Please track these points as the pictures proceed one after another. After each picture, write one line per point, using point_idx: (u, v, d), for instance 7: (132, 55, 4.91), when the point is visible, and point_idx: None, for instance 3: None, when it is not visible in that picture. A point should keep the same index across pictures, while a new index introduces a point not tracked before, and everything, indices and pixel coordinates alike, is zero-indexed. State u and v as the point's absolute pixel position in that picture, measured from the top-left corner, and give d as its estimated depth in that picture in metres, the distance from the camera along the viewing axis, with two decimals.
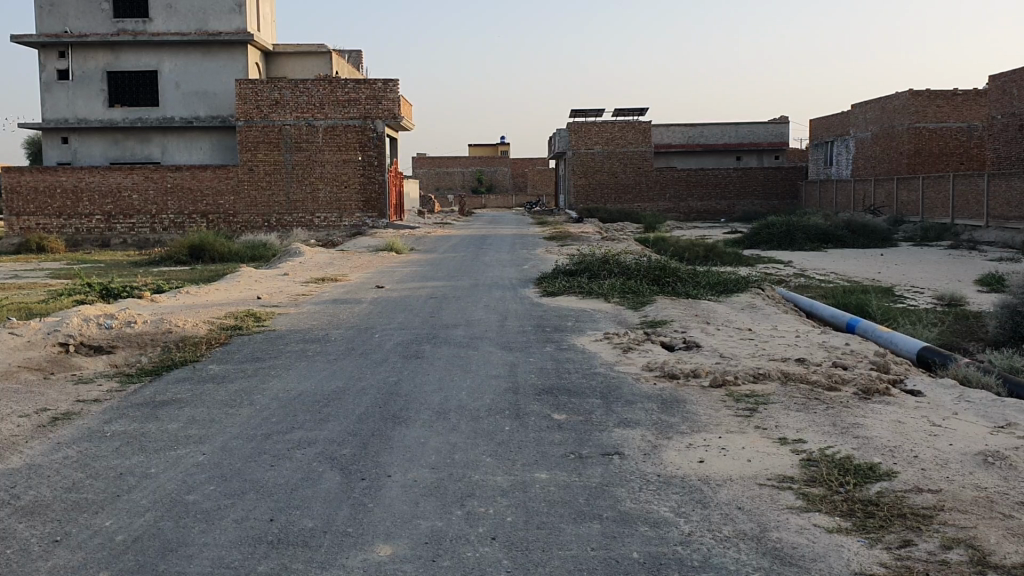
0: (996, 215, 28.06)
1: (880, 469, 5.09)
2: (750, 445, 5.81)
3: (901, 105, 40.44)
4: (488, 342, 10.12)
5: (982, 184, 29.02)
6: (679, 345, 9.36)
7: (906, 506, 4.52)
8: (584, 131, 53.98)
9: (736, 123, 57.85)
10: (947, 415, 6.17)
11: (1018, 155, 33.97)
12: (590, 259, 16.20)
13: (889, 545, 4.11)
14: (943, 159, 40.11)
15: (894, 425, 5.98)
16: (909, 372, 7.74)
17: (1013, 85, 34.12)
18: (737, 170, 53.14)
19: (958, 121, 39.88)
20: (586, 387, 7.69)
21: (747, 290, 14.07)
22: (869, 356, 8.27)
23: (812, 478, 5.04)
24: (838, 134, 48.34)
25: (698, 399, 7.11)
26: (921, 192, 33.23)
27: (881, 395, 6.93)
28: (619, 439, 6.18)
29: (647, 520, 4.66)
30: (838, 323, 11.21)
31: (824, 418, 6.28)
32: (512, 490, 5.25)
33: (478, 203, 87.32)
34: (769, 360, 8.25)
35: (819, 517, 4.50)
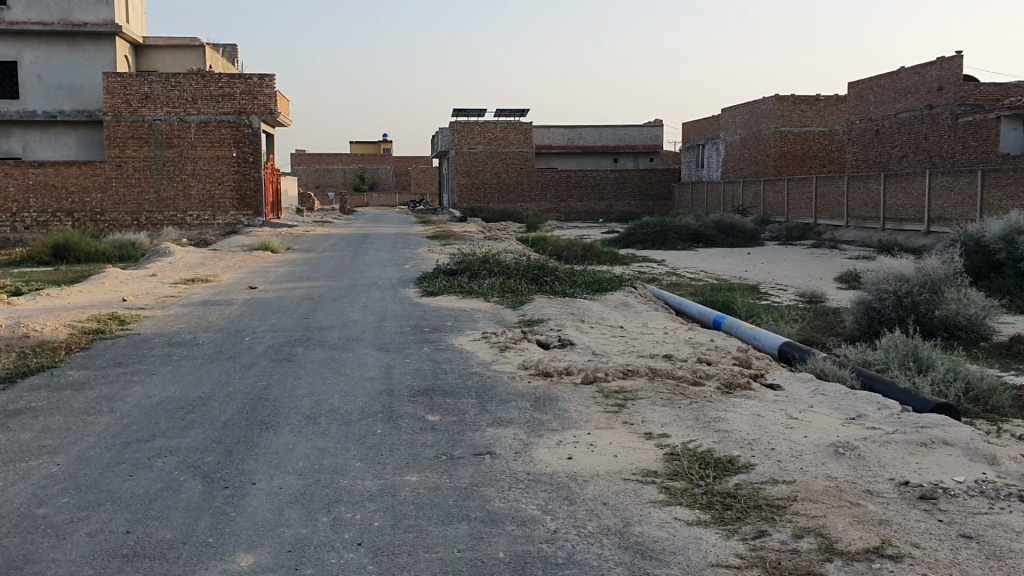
0: (854, 216, 29.51)
1: (738, 462, 5.24)
2: (618, 440, 5.90)
3: (768, 110, 42.09)
4: (363, 343, 9.98)
5: (841, 186, 30.42)
6: (554, 343, 9.44)
7: (762, 497, 4.66)
8: (466, 131, 53.69)
9: (613, 125, 58.93)
10: (803, 409, 6.40)
11: (873, 158, 35.89)
12: (469, 259, 16.18)
13: (744, 537, 4.23)
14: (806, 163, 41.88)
15: (754, 418, 6.17)
16: (769, 367, 8.02)
17: (869, 92, 36.01)
18: (615, 171, 54.19)
19: (820, 126, 41.74)
20: (461, 387, 7.67)
21: (620, 289, 14.27)
22: (732, 351, 8.53)
23: (674, 472, 5.16)
24: (709, 137, 49.81)
25: (570, 397, 7.18)
26: (786, 194, 34.55)
27: (742, 389, 7.14)
28: (491, 439, 6.16)
29: (514, 519, 4.67)
30: (705, 320, 11.50)
31: (687, 413, 6.44)
32: (380, 494, 5.17)
33: (360, 202, 86.30)
34: (638, 356, 8.41)
35: (680, 511, 4.60)
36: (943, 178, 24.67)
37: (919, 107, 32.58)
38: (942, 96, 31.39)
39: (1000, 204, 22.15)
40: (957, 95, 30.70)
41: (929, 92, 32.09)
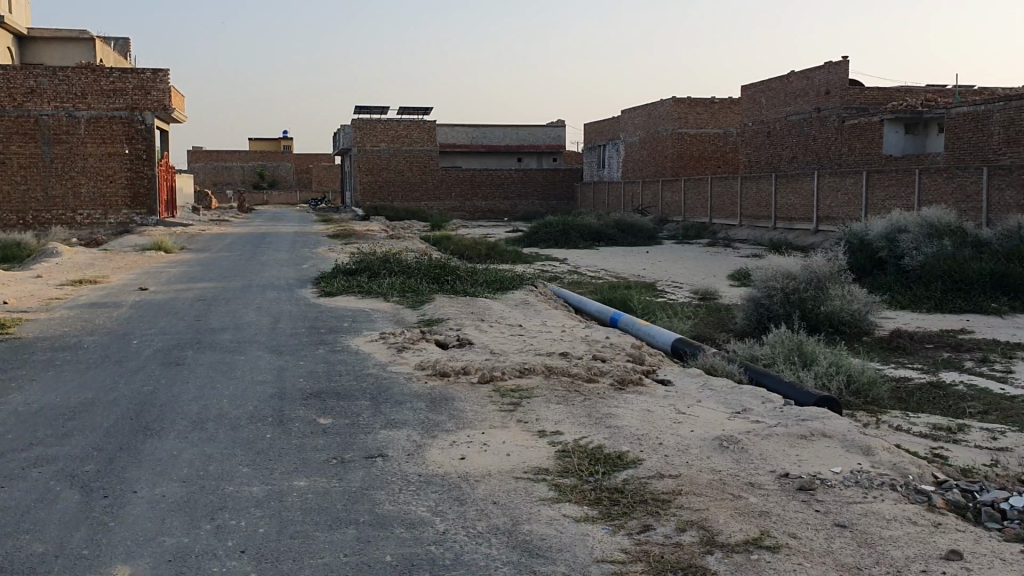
0: (748, 216, 30.36)
1: (628, 457, 5.31)
2: (511, 440, 5.91)
3: (665, 112, 42.95)
4: (257, 345, 9.76)
5: (735, 186, 31.25)
6: (452, 342, 9.42)
7: (648, 492, 4.74)
8: (368, 128, 53.21)
9: (516, 125, 59.22)
10: (692, 403, 6.53)
11: (765, 159, 36.99)
12: (369, 258, 16.01)
13: (630, 531, 4.28)
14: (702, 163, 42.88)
15: (643, 414, 6.26)
16: (662, 363, 8.16)
17: (761, 95, 37.11)
18: (518, 170, 54.46)
19: (716, 128, 42.81)
20: (355, 389, 7.57)
21: (520, 288, 14.33)
22: (626, 348, 8.64)
23: (565, 469, 5.19)
24: (610, 138, 50.53)
25: (465, 396, 7.16)
26: (683, 194, 35.31)
27: (635, 385, 7.25)
28: (384, 441, 6.10)
29: (403, 521, 4.63)
30: (602, 318, 11.63)
31: (580, 410, 6.50)
32: (267, 500, 5.06)
33: (260, 200, 84.58)
34: (535, 355, 8.45)
35: (568, 508, 4.63)
36: (830, 179, 25.58)
37: (808, 110, 33.73)
38: (829, 99, 32.55)
39: (883, 204, 23.10)
40: (843, 99, 31.88)
41: (817, 95, 33.25)
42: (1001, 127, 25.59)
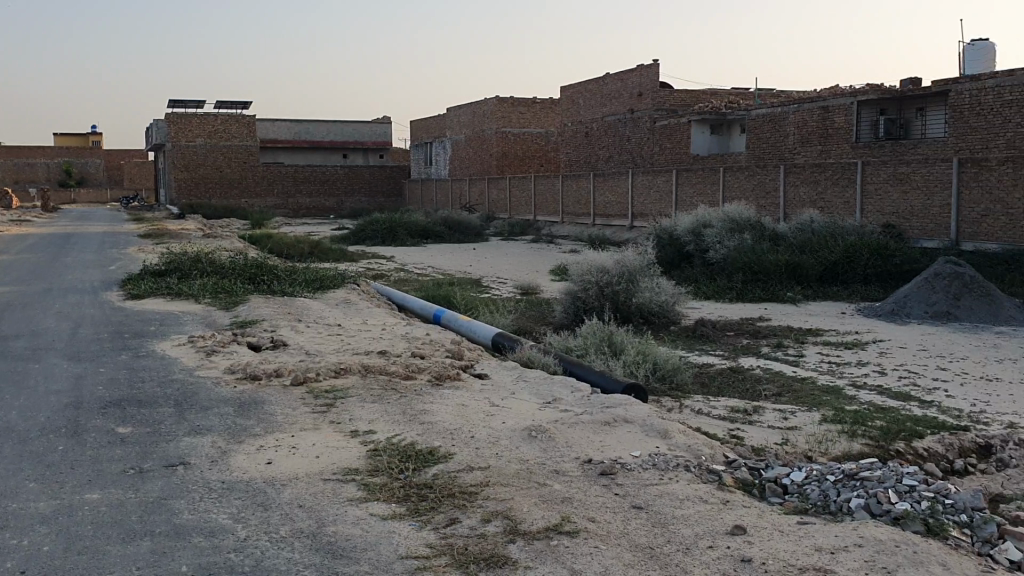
0: (570, 213, 31.16)
1: (439, 452, 5.32)
2: (322, 440, 5.80)
3: (489, 111, 43.44)
4: (52, 353, 9.16)
5: (557, 184, 31.99)
6: (266, 344, 9.16)
7: (456, 485, 4.77)
8: (184, 122, 51.04)
9: (341, 122, 58.35)
10: (505, 396, 6.62)
11: (584, 159, 38.08)
12: (181, 258, 15.33)
13: (437, 526, 4.29)
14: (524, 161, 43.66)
15: (456, 408, 6.30)
16: (479, 357, 8.25)
17: (580, 96, 38.17)
18: (344, 168, 53.64)
19: (538, 127, 43.71)
20: (159, 396, 7.23)
21: (341, 286, 14.13)
22: (444, 344, 8.68)
23: (374, 468, 5.14)
24: (436, 136, 50.67)
25: (277, 399, 6.98)
26: (507, 191, 35.85)
27: (451, 380, 7.29)
28: (187, 448, 5.86)
29: (203, 530, 4.46)
30: (425, 315, 11.59)
31: (394, 408, 6.46)
32: (54, 517, 4.75)
33: (67, 199, 79.42)
34: (351, 354, 8.34)
35: (376, 506, 4.59)
36: (644, 177, 26.60)
37: (623, 112, 34.98)
38: (642, 101, 33.86)
39: (692, 201, 24.29)
40: (654, 101, 33.24)
41: (631, 97, 34.52)
42: (795, 129, 27.41)
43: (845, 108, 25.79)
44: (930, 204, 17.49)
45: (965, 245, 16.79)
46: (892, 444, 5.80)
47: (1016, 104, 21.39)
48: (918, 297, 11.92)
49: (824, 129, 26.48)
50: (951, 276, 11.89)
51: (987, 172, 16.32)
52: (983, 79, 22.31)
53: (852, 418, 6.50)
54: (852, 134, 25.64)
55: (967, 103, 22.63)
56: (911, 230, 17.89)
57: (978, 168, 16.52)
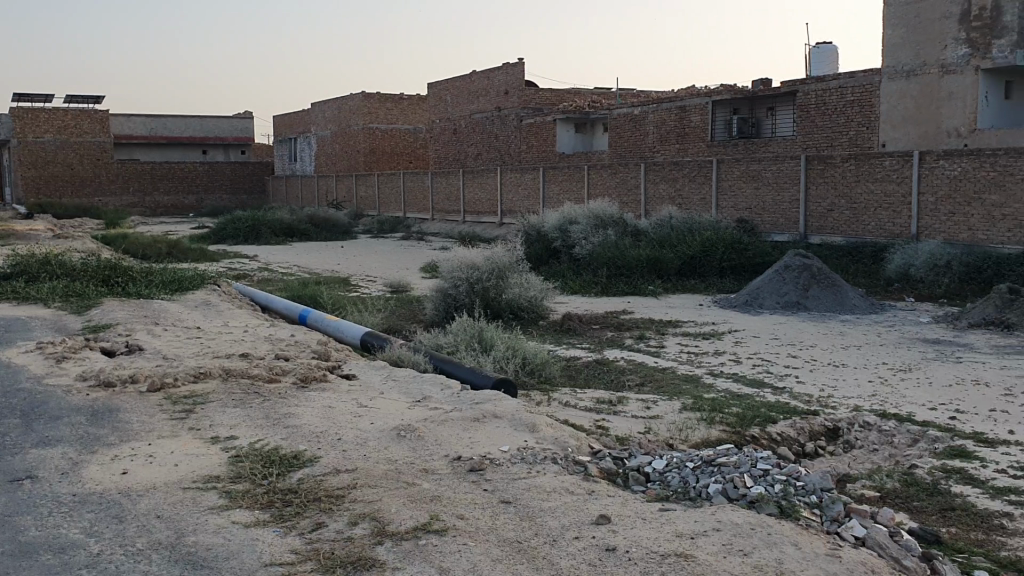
0: (439, 209, 31.15)
1: (304, 456, 5.22)
2: (180, 448, 5.59)
3: (355, 107, 42.86)
4: None
5: (426, 181, 31.89)
6: (121, 349, 8.76)
7: (322, 489, 4.68)
8: (31, 116, 48.15)
9: (200, 117, 56.43)
10: (373, 396, 6.56)
11: (452, 155, 38.14)
12: (27, 260, 14.47)
13: (302, 531, 4.20)
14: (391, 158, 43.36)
15: (323, 411, 6.18)
16: (346, 358, 8.14)
17: (447, 93, 38.15)
18: (205, 164, 51.92)
19: (405, 124, 43.51)
20: (3, 408, 6.80)
21: (202, 287, 13.66)
22: (310, 345, 8.52)
23: (237, 475, 5.00)
24: (301, 131, 49.67)
25: (133, 406, 6.69)
26: (375, 187, 35.51)
27: (318, 382, 7.16)
28: (35, 461, 5.54)
29: (51, 547, 4.22)
30: (291, 316, 11.33)
31: (258, 412, 6.30)
32: None
33: None
34: (213, 358, 8.08)
35: (239, 514, 4.46)
36: (512, 174, 26.83)
37: (490, 109, 35.18)
38: (509, 99, 34.12)
39: (558, 198, 24.68)
40: (520, 99, 33.56)
41: (497, 95, 34.76)
42: (655, 127, 28.28)
43: (701, 108, 26.69)
44: (780, 200, 18.32)
45: (813, 238, 17.66)
46: (747, 430, 6.04)
47: (857, 103, 22.51)
48: (771, 288, 12.47)
49: (682, 127, 27.37)
50: (801, 268, 12.50)
51: (832, 168, 17.22)
52: (827, 79, 23.30)
53: (711, 406, 6.74)
54: (709, 133, 26.58)
55: (814, 102, 23.51)
56: (763, 225, 18.68)
57: (824, 164, 17.40)
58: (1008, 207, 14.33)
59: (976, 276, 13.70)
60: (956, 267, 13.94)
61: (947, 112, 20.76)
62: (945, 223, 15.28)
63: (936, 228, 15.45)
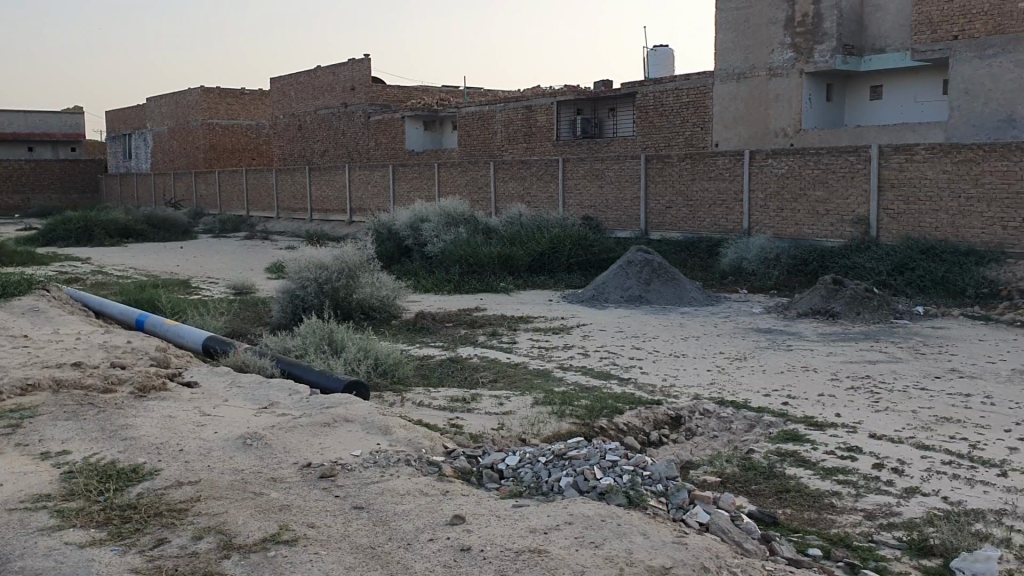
0: (285, 208, 30.44)
1: (144, 469, 4.98)
2: (6, 466, 5.21)
3: (193, 102, 41.28)
4: None
5: (270, 178, 31.07)
6: None
7: (163, 503, 4.48)
8: None
9: (23, 112, 52.97)
10: (218, 403, 6.32)
11: (297, 153, 37.36)
12: None
13: (142, 548, 4.00)
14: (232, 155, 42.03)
15: (163, 421, 5.91)
16: (189, 365, 7.82)
17: (290, 88, 37.30)
18: (29, 161, 48.77)
19: (247, 120, 42.35)
20: None
21: (28, 292, 12.80)
22: (149, 352, 8.13)
23: (69, 492, 4.70)
24: (135, 127, 47.43)
25: None
26: (217, 185, 34.33)
27: (158, 391, 6.85)
28: None
29: None
30: (127, 321, 10.77)
31: (92, 425, 5.96)
32: None
33: None
34: (41, 368, 7.58)
35: (72, 534, 4.19)
36: (360, 171, 26.49)
37: (336, 106, 34.64)
38: (355, 95, 33.70)
39: (407, 196, 24.58)
40: (366, 95, 33.21)
41: (343, 91, 34.25)
42: (502, 126, 28.62)
43: (547, 108, 27.17)
44: (622, 198, 18.85)
45: (653, 235, 18.25)
46: (596, 421, 6.17)
47: (691, 104, 23.52)
48: (616, 283, 12.80)
49: (528, 126, 27.80)
50: (643, 263, 12.90)
51: (670, 167, 17.85)
52: (664, 82, 24.20)
53: (561, 399, 6.86)
54: (554, 132, 27.06)
55: (652, 104, 24.36)
56: (606, 222, 19.18)
57: (662, 164, 18.01)
58: (830, 203, 15.20)
59: (803, 268, 14.50)
60: (785, 260, 14.70)
61: (775, 113, 21.87)
62: (774, 218, 16.08)
63: (766, 223, 16.23)
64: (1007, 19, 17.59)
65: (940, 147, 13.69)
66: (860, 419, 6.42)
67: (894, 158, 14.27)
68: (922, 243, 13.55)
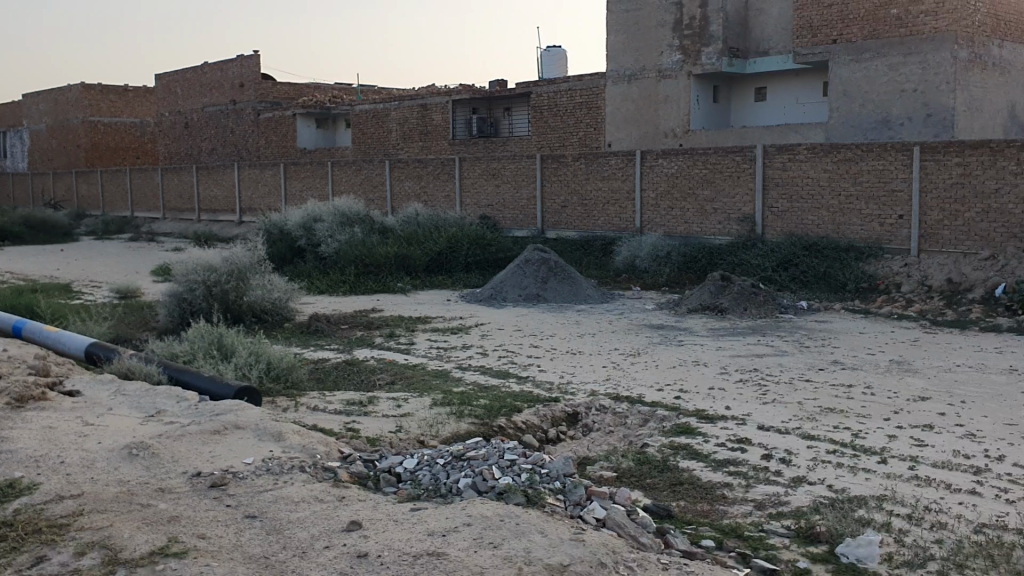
0: (172, 208, 29.51)
1: (21, 484, 4.73)
2: None
3: (73, 98, 39.60)
4: None
5: (156, 177, 30.07)
6: None
7: (43, 519, 4.26)
8: None
9: None
10: (101, 413, 6.07)
11: (184, 151, 36.28)
12: None
13: (20, 568, 3.80)
14: (116, 153, 40.52)
15: (42, 432, 5.64)
16: (70, 373, 7.47)
17: (176, 85, 36.19)
18: None
19: (131, 117, 40.90)
20: None
21: None
22: (26, 360, 7.74)
23: None
24: (10, 124, 45.23)
25: None
26: (99, 185, 33.01)
27: (36, 401, 6.52)
28: None
29: None
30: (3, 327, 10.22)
31: None
32: None
33: None
34: None
35: None
36: (250, 170, 25.89)
37: (225, 103, 33.78)
38: (244, 92, 32.93)
39: (300, 194, 24.14)
40: (257, 93, 32.50)
41: (232, 88, 33.40)
42: (397, 125, 28.42)
43: (442, 107, 27.10)
44: (519, 196, 18.96)
45: (549, 234, 18.41)
46: (495, 421, 6.16)
47: (585, 104, 24.04)
48: (513, 282, 12.85)
49: (423, 125, 27.68)
50: (540, 262, 12.99)
51: (565, 167, 18.05)
52: (559, 82, 24.77)
53: (459, 399, 6.84)
54: (449, 131, 27.02)
55: (546, 104, 24.96)
56: (503, 221, 19.25)
57: (557, 164, 18.19)
58: (718, 201, 15.61)
59: (693, 265, 14.84)
60: (676, 258, 15.03)
61: (664, 114, 22.32)
62: (666, 217, 16.41)
63: (657, 221, 16.55)
64: (881, 24, 18.40)
65: (820, 147, 14.22)
66: (750, 412, 6.60)
67: (778, 158, 14.77)
68: (805, 239, 14.06)
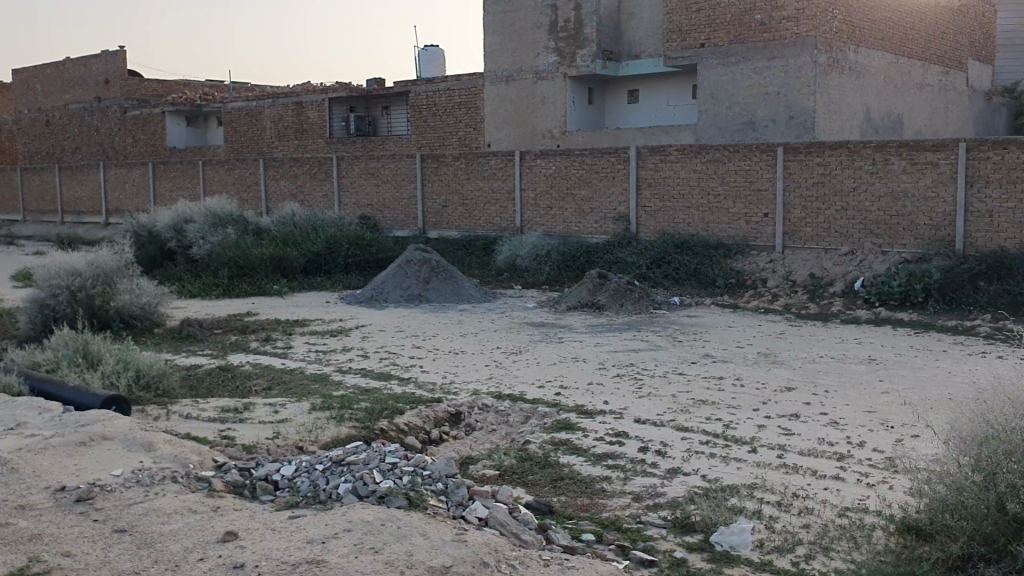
0: (33, 211, 28.07)
1: None
2: None
3: None
4: None
5: (14, 178, 28.55)
6: None
7: None
8: None
9: None
10: None
11: (45, 151, 34.57)
12: None
13: None
14: None
15: None
16: None
17: (35, 82, 34.46)
18: None
19: None
20: None
21: None
22: None
23: None
24: None
25: None
26: None
27: None
28: None
29: None
30: None
31: None
32: None
33: None
34: None
35: None
36: (116, 170, 24.87)
37: (89, 100, 32.36)
38: (109, 89, 31.63)
39: (170, 195, 23.33)
40: (123, 89, 31.26)
41: (96, 85, 32.06)
42: (272, 123, 27.81)
43: (319, 105, 26.69)
44: (398, 195, 18.84)
45: (430, 233, 18.36)
46: (376, 424, 6.10)
47: (464, 104, 24.19)
48: (394, 282, 12.75)
49: (300, 123, 27.17)
50: (421, 262, 12.93)
51: (444, 167, 18.03)
52: (437, 82, 24.88)
53: (339, 403, 6.74)
54: (326, 130, 26.62)
55: (425, 103, 25.03)
56: (384, 221, 19.10)
57: (437, 163, 18.16)
58: (594, 201, 15.88)
59: (571, 263, 15.05)
60: (555, 256, 15.23)
61: (542, 115, 22.53)
62: (544, 217, 16.60)
63: (537, 221, 16.73)
64: (745, 30, 19.09)
65: (690, 149, 14.63)
66: (627, 406, 6.74)
67: (650, 159, 15.12)
68: (677, 237, 14.45)
